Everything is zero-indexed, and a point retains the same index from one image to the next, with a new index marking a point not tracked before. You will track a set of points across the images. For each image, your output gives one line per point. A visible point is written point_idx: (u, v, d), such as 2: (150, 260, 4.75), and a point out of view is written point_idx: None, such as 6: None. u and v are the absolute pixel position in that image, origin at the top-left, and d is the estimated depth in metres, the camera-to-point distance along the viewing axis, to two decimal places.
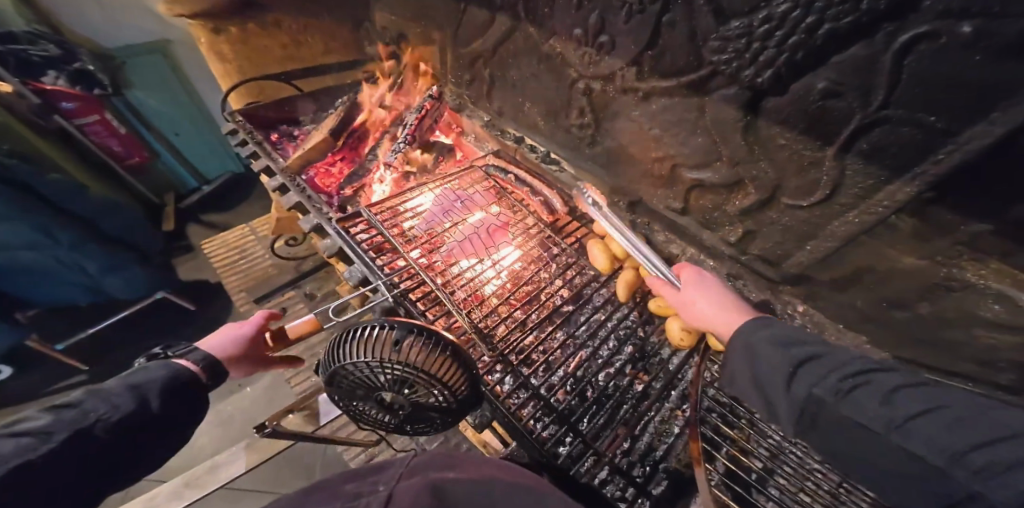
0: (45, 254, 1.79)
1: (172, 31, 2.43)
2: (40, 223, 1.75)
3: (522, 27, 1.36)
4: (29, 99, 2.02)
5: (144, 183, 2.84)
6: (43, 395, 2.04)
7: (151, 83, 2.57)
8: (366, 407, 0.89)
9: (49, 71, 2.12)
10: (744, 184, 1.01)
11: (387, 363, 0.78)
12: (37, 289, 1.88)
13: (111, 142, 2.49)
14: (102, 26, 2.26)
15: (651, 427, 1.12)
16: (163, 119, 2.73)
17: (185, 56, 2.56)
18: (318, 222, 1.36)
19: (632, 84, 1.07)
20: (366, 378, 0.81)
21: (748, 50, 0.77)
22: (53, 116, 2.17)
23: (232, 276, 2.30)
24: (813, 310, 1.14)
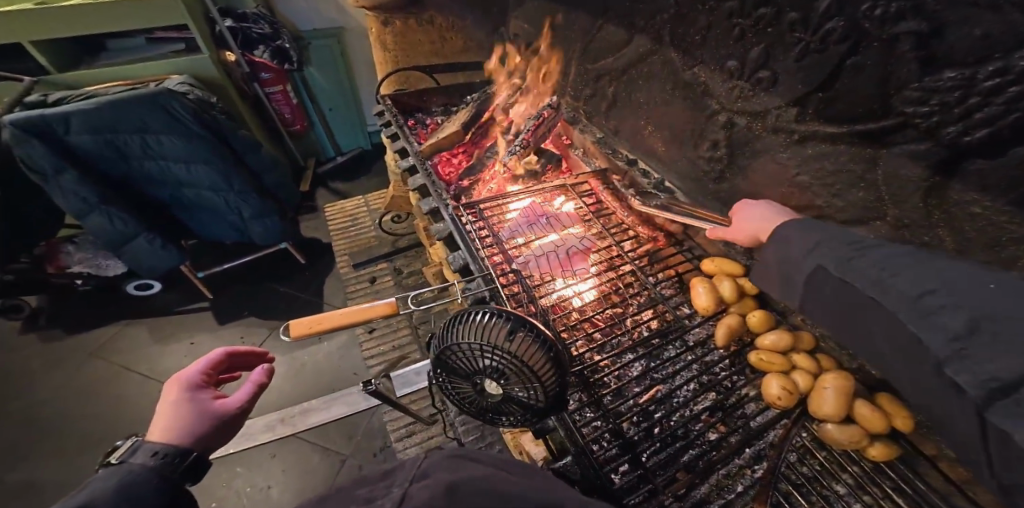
0: (220, 197, 2.09)
1: (350, 20, 2.90)
2: (223, 170, 2.01)
3: (663, 52, 1.38)
4: (242, 67, 2.52)
5: (299, 146, 3.34)
6: (176, 312, 2.43)
7: (325, 63, 3.04)
8: (458, 386, 0.98)
9: (260, 46, 2.55)
10: (906, 249, 0.90)
11: (487, 348, 0.88)
12: (207, 221, 2.23)
13: (284, 110, 2.94)
14: (304, 12, 2.73)
15: (713, 479, 1.02)
16: (324, 95, 3.20)
17: (354, 43, 3.03)
18: (437, 206, 1.52)
19: (787, 125, 1.04)
20: (468, 360, 0.91)
21: (957, 105, 0.70)
22: (253, 83, 2.68)
23: (342, 241, 2.69)
24: None
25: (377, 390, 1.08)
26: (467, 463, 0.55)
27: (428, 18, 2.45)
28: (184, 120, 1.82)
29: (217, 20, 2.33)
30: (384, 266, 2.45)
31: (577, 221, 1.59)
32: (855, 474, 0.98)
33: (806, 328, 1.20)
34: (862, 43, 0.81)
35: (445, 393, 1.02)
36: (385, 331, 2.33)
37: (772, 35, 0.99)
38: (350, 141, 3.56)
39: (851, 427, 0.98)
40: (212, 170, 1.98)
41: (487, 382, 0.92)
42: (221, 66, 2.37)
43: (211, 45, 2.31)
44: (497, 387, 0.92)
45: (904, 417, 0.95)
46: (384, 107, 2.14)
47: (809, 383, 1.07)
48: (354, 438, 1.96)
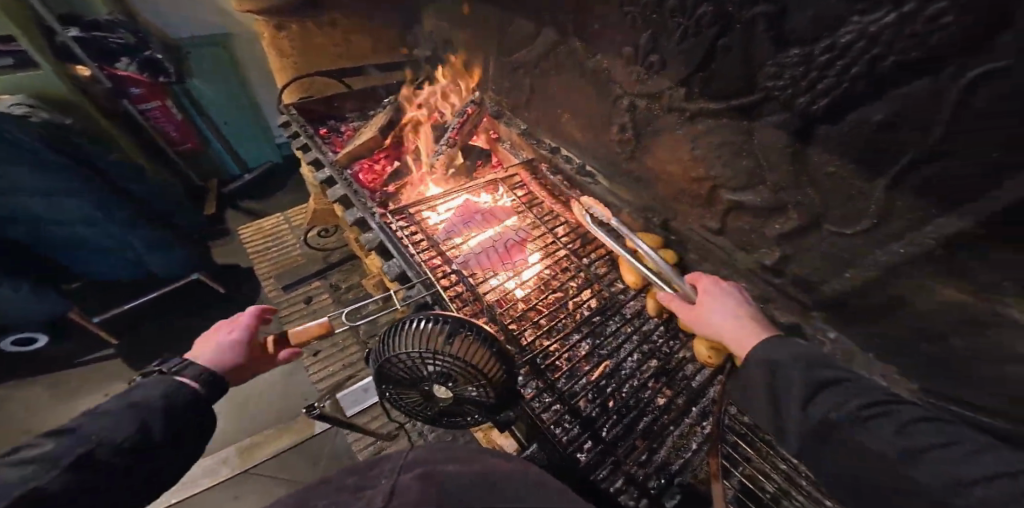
0: (98, 230, 1.89)
1: (233, 24, 2.62)
2: (97, 199, 1.82)
3: (569, 42, 1.41)
4: (103, 83, 2.20)
5: (192, 165, 2.99)
6: (72, 366, 2.11)
7: (210, 73, 2.73)
8: (407, 395, 0.95)
9: (124, 59, 2.26)
10: (785, 208, 1.00)
11: (429, 354, 0.85)
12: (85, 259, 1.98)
13: (167, 127, 2.65)
14: (175, 18, 2.40)
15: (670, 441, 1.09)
16: (217, 107, 2.90)
17: (242, 49, 2.76)
18: (363, 216, 1.45)
19: (679, 104, 1.11)
20: (412, 369, 0.89)
21: (805, 79, 0.79)
22: (121, 100, 2.35)
23: (265, 264, 2.40)
24: (843, 337, 1.10)
25: (323, 414, 1.02)
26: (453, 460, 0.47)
27: (329, 20, 2.25)
28: (35, 147, 1.60)
29: (56, 30, 1.96)
30: (317, 284, 2.29)
31: (512, 213, 1.59)
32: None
33: None
34: (728, 26, 0.88)
35: (396, 403, 0.99)
36: (331, 352, 2.16)
37: (657, 21, 1.05)
38: (257, 154, 3.29)
39: None
40: (82, 201, 1.77)
41: (437, 388, 0.90)
42: (72, 83, 2.05)
43: (55, 60, 1.95)
44: (446, 391, 0.90)
45: None
46: (289, 117, 1.98)
47: None
48: (316, 465, 1.85)
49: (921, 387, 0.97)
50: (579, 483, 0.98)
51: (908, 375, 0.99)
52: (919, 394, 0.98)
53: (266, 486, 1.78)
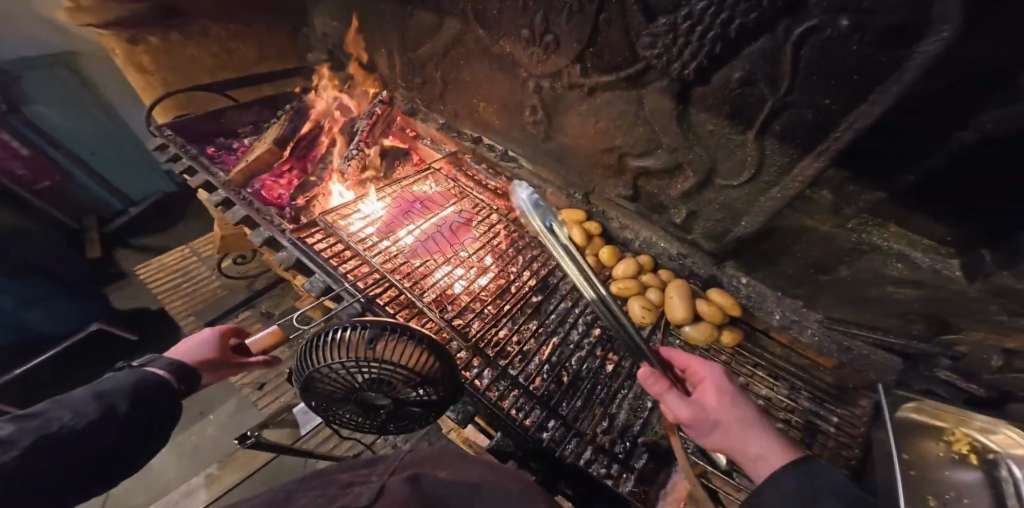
0: None
1: (78, 42, 2.13)
2: None
3: (472, 30, 1.41)
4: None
5: (64, 210, 2.48)
6: None
7: (57, 99, 2.20)
8: (345, 409, 0.91)
9: None
10: (682, 169, 1.08)
11: (355, 364, 0.82)
12: None
13: (13, 165, 2.12)
14: None
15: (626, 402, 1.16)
16: (74, 139, 2.37)
17: (96, 69, 2.27)
18: (272, 234, 1.34)
19: (577, 80, 1.15)
20: (342, 381, 0.85)
21: (675, 45, 0.86)
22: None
23: (177, 301, 2.19)
24: (754, 281, 1.22)
25: (258, 442, 0.95)
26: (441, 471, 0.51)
27: (200, 29, 1.99)
28: None
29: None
30: (247, 314, 2.11)
31: (450, 199, 1.59)
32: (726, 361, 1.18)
33: (644, 252, 1.36)
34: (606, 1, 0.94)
35: (336, 419, 0.95)
36: (280, 383, 2.00)
37: (546, 1, 1.08)
38: (143, 188, 2.82)
39: (704, 324, 1.19)
40: None
41: (373, 396, 0.87)
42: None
43: None
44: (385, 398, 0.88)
45: (733, 306, 1.18)
46: (163, 140, 1.70)
47: (660, 296, 1.26)
48: None
49: (827, 316, 1.11)
50: (546, 461, 1.01)
51: (811, 303, 1.12)
52: (825, 322, 1.12)
53: None
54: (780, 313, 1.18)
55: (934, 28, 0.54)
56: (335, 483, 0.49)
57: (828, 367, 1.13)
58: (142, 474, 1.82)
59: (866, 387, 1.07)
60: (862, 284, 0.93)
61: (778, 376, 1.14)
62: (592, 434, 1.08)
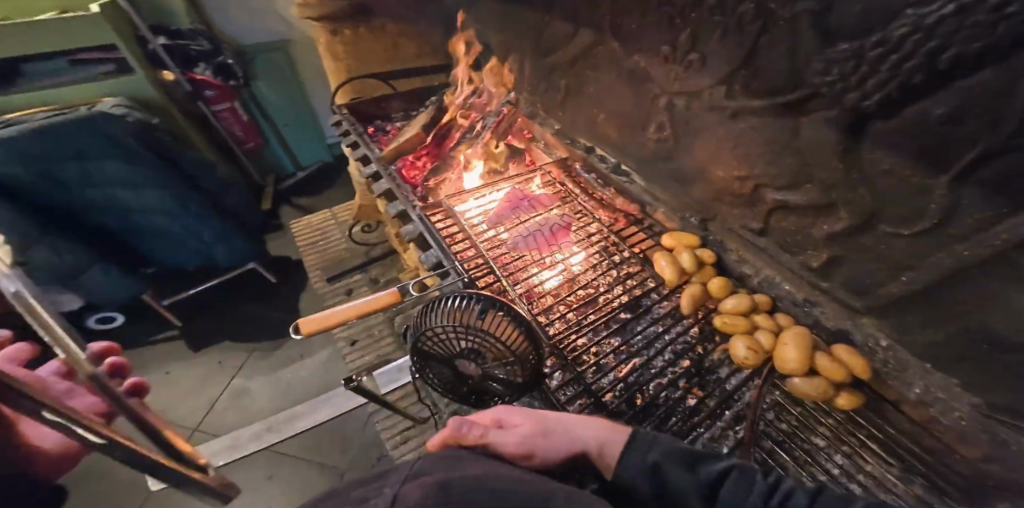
0: (174, 221, 2.01)
1: (296, 34, 2.91)
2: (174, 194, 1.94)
3: (606, 43, 1.44)
4: (184, 86, 2.48)
5: (256, 166, 3.26)
6: (145, 344, 2.36)
7: (271, 76, 2.98)
8: (437, 373, 0.99)
9: (201, 63, 2.56)
10: (835, 208, 0.97)
11: (460, 330, 0.90)
12: (165, 250, 2.13)
13: (235, 127, 2.91)
14: (246, 27, 2.72)
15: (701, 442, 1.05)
16: (275, 110, 3.14)
17: (301, 56, 3.02)
18: (405, 208, 1.55)
19: (720, 102, 1.11)
20: (444, 345, 0.93)
21: (854, 74, 0.78)
22: (199, 102, 2.63)
23: (312, 255, 2.58)
24: (896, 347, 1.02)
25: (359, 386, 1.05)
26: (461, 471, 0.49)
27: (379, 26, 2.36)
28: (125, 141, 1.75)
29: (148, 38, 2.27)
30: (358, 277, 2.42)
31: (556, 201, 1.63)
32: (832, 425, 1.05)
33: (762, 290, 1.27)
34: (771, 23, 0.90)
35: (425, 380, 1.04)
36: (368, 343, 2.24)
37: (698, 19, 1.07)
38: (309, 154, 3.49)
39: (818, 379, 1.05)
40: (164, 195, 1.91)
41: (464, 365, 0.94)
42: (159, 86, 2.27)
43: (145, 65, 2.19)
44: (475, 369, 0.94)
45: (860, 366, 1.03)
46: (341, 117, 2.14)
47: (772, 340, 1.15)
48: (347, 450, 1.92)
49: (986, 400, 0.87)
50: None
51: (968, 385, 0.89)
52: (981, 408, 0.87)
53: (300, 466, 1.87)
54: (922, 387, 0.97)
55: None
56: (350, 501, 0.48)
57: (964, 457, 0.92)
58: (246, 396, 2.14)
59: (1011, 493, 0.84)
60: None
61: (897, 458, 0.97)
62: None
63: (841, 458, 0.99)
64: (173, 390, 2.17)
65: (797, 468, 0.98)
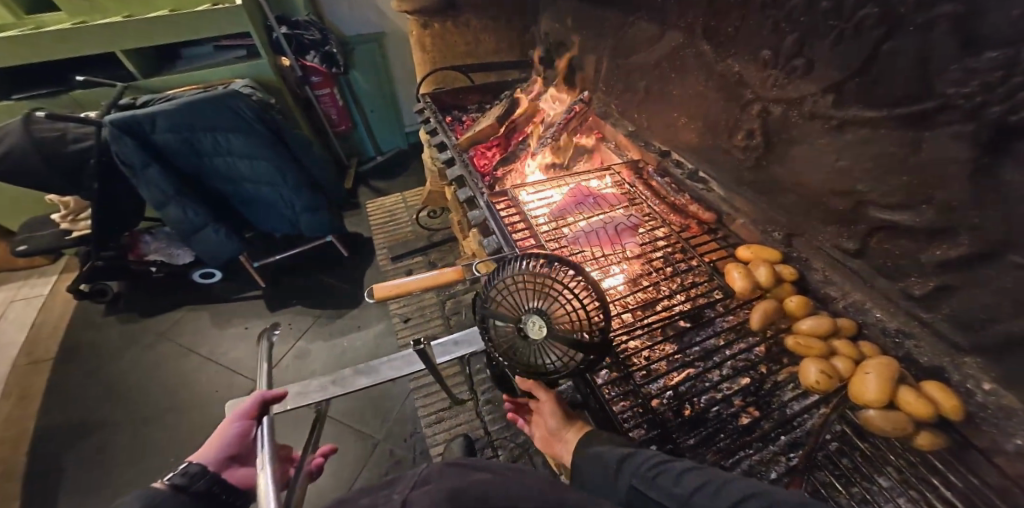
0: (275, 191, 2.23)
1: (390, 27, 3.12)
2: (281, 167, 2.16)
3: (695, 45, 1.41)
4: (294, 71, 2.72)
5: (344, 148, 3.56)
6: (232, 300, 2.65)
7: (365, 65, 3.22)
8: (501, 339, 0.89)
9: (311, 51, 2.75)
10: (955, 233, 0.89)
11: (540, 284, 0.91)
12: (263, 215, 2.38)
13: (331, 111, 3.14)
14: (348, 18, 2.97)
15: (746, 464, 0.99)
16: (366, 97, 3.39)
17: (392, 47, 3.24)
18: (473, 195, 1.64)
19: (825, 111, 1.06)
20: (511, 304, 0.91)
21: (999, 86, 0.72)
22: (305, 86, 2.88)
23: (381, 235, 2.82)
24: (1008, 392, 0.92)
25: (423, 351, 1.06)
26: (470, 474, 0.59)
27: (464, 21, 2.44)
28: (251, 121, 1.99)
29: (274, 27, 2.54)
30: (419, 260, 2.58)
31: (623, 202, 1.62)
32: (903, 466, 0.95)
33: (847, 315, 1.18)
34: (898, 28, 0.84)
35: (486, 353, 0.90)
36: (419, 320, 2.39)
37: (808, 23, 1.02)
38: (389, 141, 3.72)
39: (894, 413, 0.96)
40: (272, 167, 2.13)
41: (529, 323, 0.87)
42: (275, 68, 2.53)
43: (267, 50, 2.46)
44: (538, 333, 0.86)
45: (952, 405, 0.93)
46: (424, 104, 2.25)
47: (848, 368, 1.07)
48: (385, 422, 2.08)
49: None
50: None
51: None
52: None
53: (342, 430, 2.05)
54: None
55: None
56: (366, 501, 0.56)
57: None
58: (300, 358, 2.32)
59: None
60: None
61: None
62: None
63: (907, 504, 0.89)
64: (250, 344, 2.41)
65: (853, 505, 0.90)
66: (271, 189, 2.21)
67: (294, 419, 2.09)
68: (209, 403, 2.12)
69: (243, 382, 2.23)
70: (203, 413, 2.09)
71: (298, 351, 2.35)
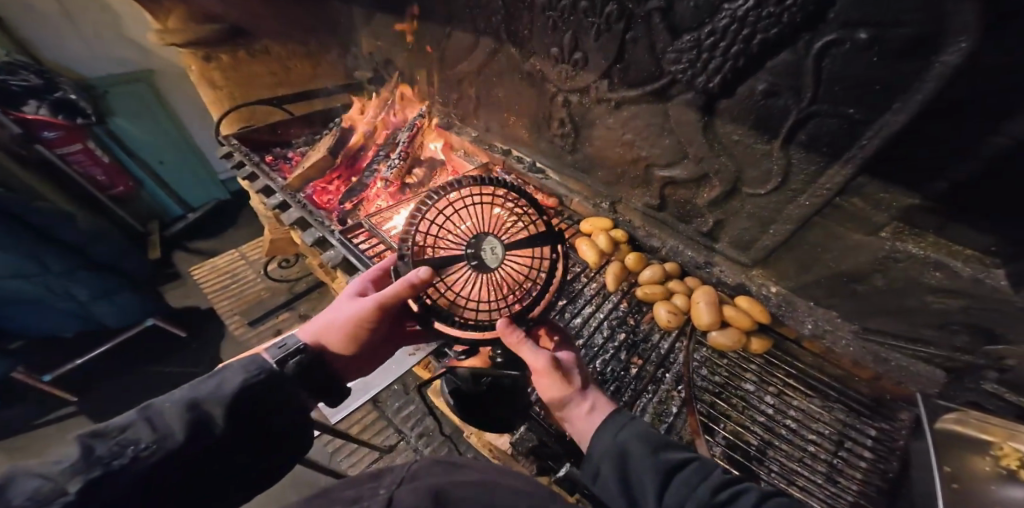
0: (29, 283, 1.79)
1: (156, 62, 2.75)
2: (25, 252, 1.71)
3: (504, 49, 1.51)
4: (10, 128, 2.14)
5: (131, 213, 3.06)
6: (33, 427, 2.06)
7: (132, 110, 2.78)
8: (453, 282, 0.77)
9: (30, 101, 2.24)
10: (709, 178, 1.11)
11: (473, 210, 0.83)
12: (23, 315, 1.90)
13: (94, 171, 2.67)
14: (84, 56, 2.51)
15: (650, 406, 1.14)
16: (146, 148, 2.95)
17: (166, 85, 2.85)
18: (323, 235, 1.52)
19: (605, 95, 1.22)
20: (442, 244, 0.79)
21: (699, 60, 0.91)
22: (35, 145, 2.30)
23: (226, 301, 2.50)
24: (785, 290, 1.20)
25: None
26: (460, 471, 0.54)
27: (262, 47, 2.29)
28: None
29: None
30: (286, 315, 2.37)
31: None
32: (756, 370, 1.20)
33: (671, 259, 1.38)
34: (632, 20, 1.01)
35: (456, 311, 0.75)
36: None
37: (575, 20, 1.16)
38: (198, 195, 3.37)
39: (730, 329, 1.21)
40: (8, 255, 1.66)
41: (483, 248, 0.77)
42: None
43: None
44: (495, 257, 0.78)
45: (760, 311, 1.19)
46: (232, 148, 2.02)
47: (686, 301, 1.28)
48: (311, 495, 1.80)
49: (864, 326, 1.08)
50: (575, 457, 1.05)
51: (848, 315, 1.10)
52: (861, 333, 1.09)
53: None
54: (811, 322, 1.16)
55: (951, 42, 0.58)
56: (343, 499, 0.49)
57: (863, 378, 1.11)
58: None
59: (905, 401, 1.04)
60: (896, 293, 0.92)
61: (809, 386, 1.15)
62: None
63: (770, 398, 1.14)
64: None
65: (734, 413, 1.12)
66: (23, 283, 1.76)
67: None
68: None
69: None
70: None
71: None
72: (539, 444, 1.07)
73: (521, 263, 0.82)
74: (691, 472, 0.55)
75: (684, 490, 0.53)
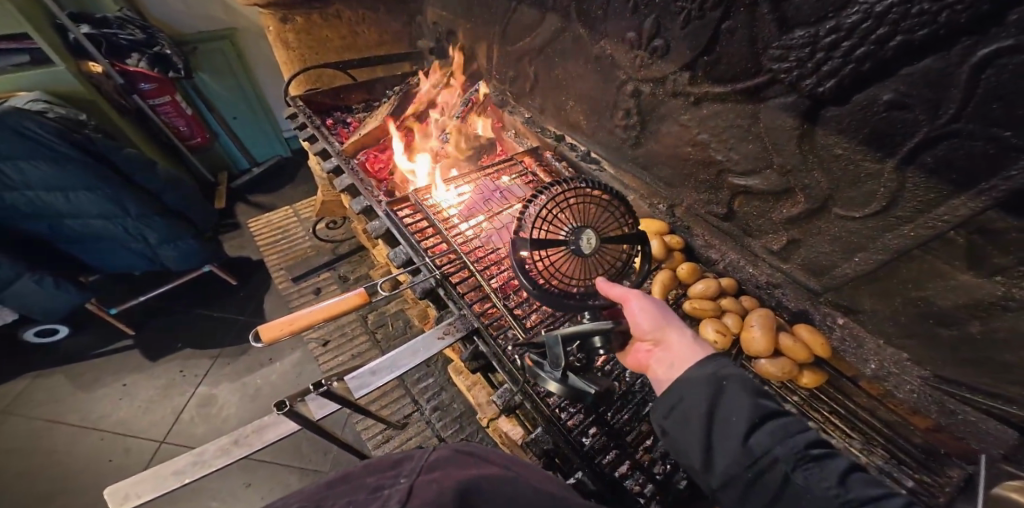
0: (113, 223, 1.95)
1: (241, 22, 2.89)
2: (112, 195, 1.87)
3: (572, 28, 1.40)
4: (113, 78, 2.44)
5: (207, 163, 3.28)
6: (95, 355, 2.27)
7: (217, 67, 2.97)
8: (556, 257, 0.98)
9: (134, 54, 2.44)
10: (792, 192, 1.01)
11: (569, 205, 0.99)
12: (104, 252, 2.09)
13: (178, 122, 2.87)
14: (180, 12, 2.66)
15: None
16: (223, 102, 3.13)
17: (246, 44, 2.99)
18: (369, 204, 1.52)
19: (682, 89, 1.12)
20: (551, 227, 0.97)
21: (811, 60, 0.80)
22: (132, 95, 2.59)
23: (276, 255, 2.58)
24: (853, 323, 1.07)
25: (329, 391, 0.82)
26: (480, 466, 0.47)
27: (335, 12, 2.27)
28: (52, 143, 1.64)
29: (68, 26, 2.19)
30: (327, 275, 2.45)
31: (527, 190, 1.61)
32: (799, 402, 1.08)
33: (729, 275, 1.28)
34: (731, 8, 0.90)
35: (562, 286, 0.95)
36: (341, 343, 2.13)
37: (660, 5, 1.05)
38: (265, 150, 3.54)
39: (781, 359, 1.06)
40: (99, 195, 1.84)
41: (582, 238, 0.94)
42: (82, 77, 2.27)
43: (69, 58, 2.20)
44: (592, 246, 0.94)
45: (821, 344, 1.04)
46: (296, 110, 2.03)
47: (738, 324, 1.14)
48: (329, 453, 1.89)
49: (935, 373, 0.93)
50: (590, 467, 0.97)
51: (920, 359, 0.95)
52: (932, 382, 0.93)
53: (279, 471, 1.85)
54: (876, 362, 1.02)
55: None
56: (364, 488, 0.42)
57: (918, 428, 0.96)
58: (207, 406, 2.04)
59: (962, 457, 0.90)
60: (995, 352, 0.78)
61: (855, 430, 1.02)
62: (632, 449, 1.04)
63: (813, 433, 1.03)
64: (129, 403, 2.07)
65: None
66: (106, 222, 1.93)
67: (225, 471, 1.86)
68: (73, 482, 1.81)
69: (146, 444, 1.92)
70: (67, 493, 1.78)
71: (203, 398, 2.07)
72: (556, 447, 1.00)
73: (609, 251, 1.01)
74: (783, 422, 0.54)
75: (770, 440, 0.52)
